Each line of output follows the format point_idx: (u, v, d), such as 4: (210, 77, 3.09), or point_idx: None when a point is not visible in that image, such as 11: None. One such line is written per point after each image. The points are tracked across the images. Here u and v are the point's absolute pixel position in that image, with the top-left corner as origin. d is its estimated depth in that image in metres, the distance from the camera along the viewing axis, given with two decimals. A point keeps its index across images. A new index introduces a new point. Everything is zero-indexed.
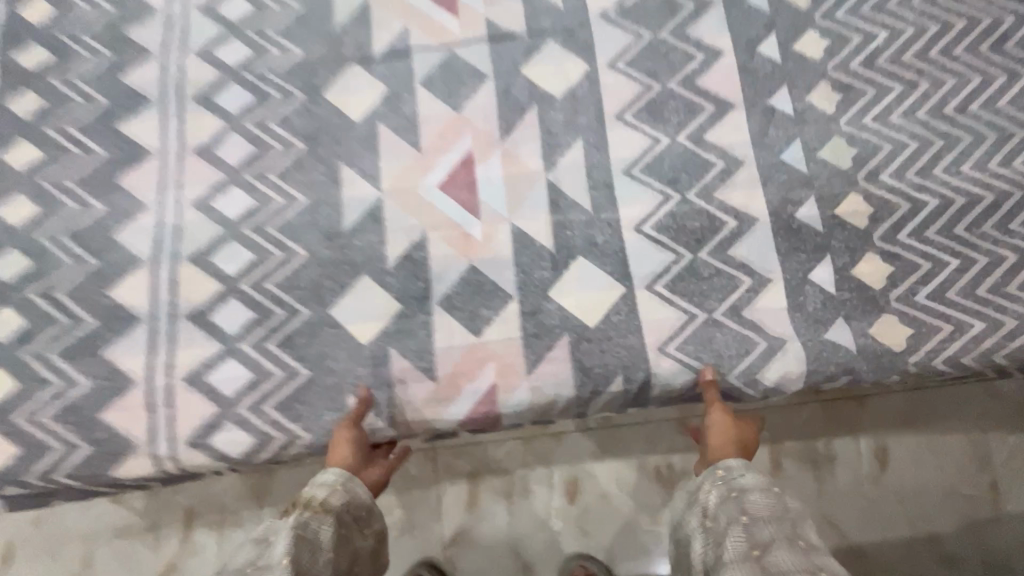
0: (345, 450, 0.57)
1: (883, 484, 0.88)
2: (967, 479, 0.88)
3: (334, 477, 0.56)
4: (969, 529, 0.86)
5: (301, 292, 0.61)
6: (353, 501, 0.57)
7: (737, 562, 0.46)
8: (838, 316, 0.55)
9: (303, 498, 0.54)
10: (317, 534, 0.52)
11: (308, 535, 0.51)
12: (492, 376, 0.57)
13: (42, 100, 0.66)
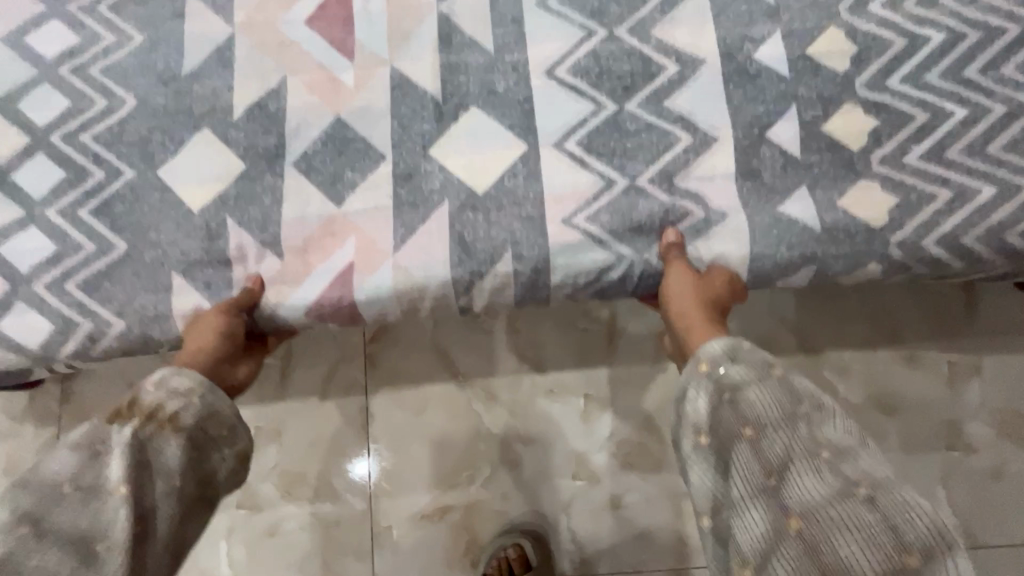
0: (199, 335, 0.44)
1: None
2: None
3: (189, 380, 0.40)
4: None
5: (124, 148, 0.48)
6: (209, 418, 0.40)
7: (750, 499, 0.33)
8: (801, 184, 0.42)
9: (142, 403, 0.38)
10: (157, 457, 0.36)
11: (143, 458, 0.36)
12: (349, 254, 0.44)
13: None
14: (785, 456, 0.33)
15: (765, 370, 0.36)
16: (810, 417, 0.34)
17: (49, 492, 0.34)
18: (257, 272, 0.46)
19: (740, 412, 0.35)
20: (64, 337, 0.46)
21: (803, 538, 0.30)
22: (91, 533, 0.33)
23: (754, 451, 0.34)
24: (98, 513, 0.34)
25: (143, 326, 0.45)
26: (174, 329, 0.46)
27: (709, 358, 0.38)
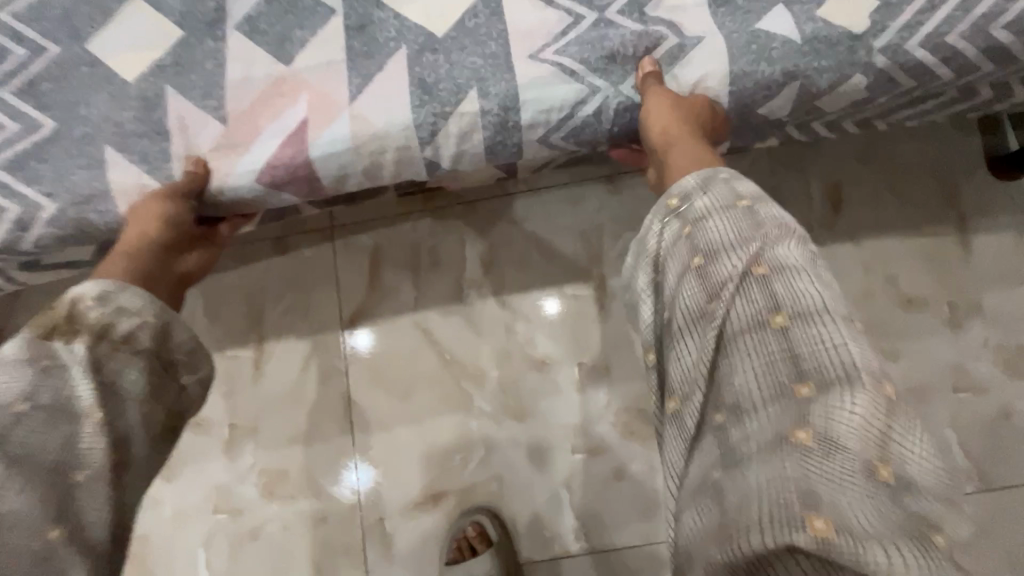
0: (141, 214, 0.40)
1: None
2: None
3: (136, 300, 0.36)
4: None
5: (46, 23, 0.44)
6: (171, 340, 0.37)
7: (678, 323, 0.32)
8: (778, 2, 0.40)
9: (82, 317, 0.34)
10: (118, 378, 0.33)
11: (108, 384, 0.33)
12: (304, 110, 0.41)
13: None
14: (719, 275, 0.31)
15: (730, 201, 0.34)
16: (765, 243, 0.31)
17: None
18: (202, 141, 0.42)
19: (695, 240, 0.33)
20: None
21: (711, 366, 0.30)
22: (56, 465, 0.30)
23: (696, 271, 0.32)
24: (63, 442, 0.31)
25: (77, 207, 0.41)
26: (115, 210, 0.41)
27: (675, 195, 0.36)
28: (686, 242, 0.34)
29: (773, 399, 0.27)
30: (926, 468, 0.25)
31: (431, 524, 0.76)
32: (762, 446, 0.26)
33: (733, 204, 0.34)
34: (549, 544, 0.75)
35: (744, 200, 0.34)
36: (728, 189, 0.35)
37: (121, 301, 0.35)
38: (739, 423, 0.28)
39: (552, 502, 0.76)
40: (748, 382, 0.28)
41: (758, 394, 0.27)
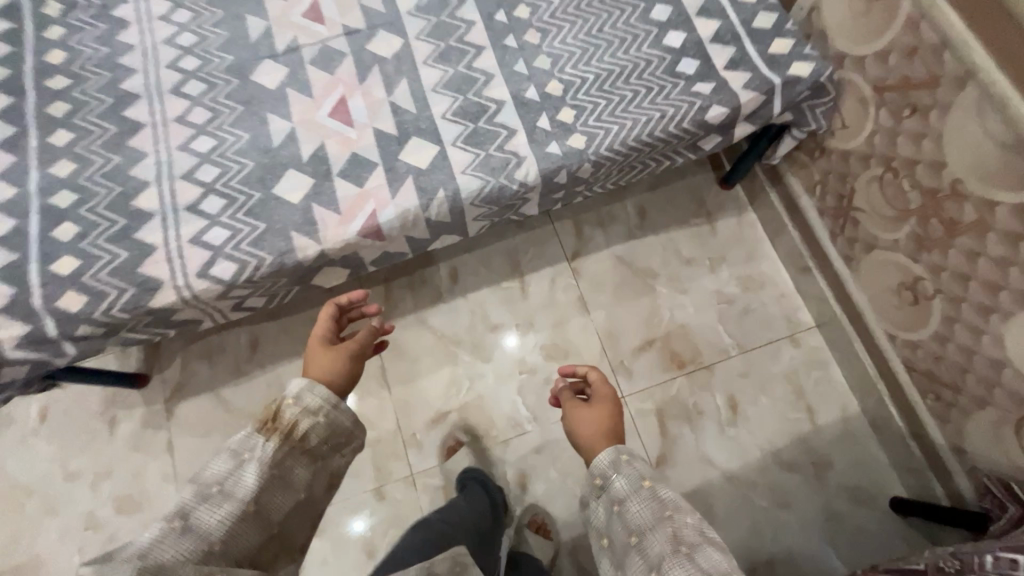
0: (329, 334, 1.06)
1: (687, 367, 1.32)
2: (783, 391, 1.30)
3: (315, 402, 0.89)
4: (801, 439, 1.26)
5: (253, 184, 1.02)
6: (315, 437, 0.88)
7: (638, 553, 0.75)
8: (553, 139, 1.03)
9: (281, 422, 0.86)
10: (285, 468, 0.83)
11: (279, 473, 0.83)
12: (373, 206, 1.00)
13: (68, 105, 1.05)
14: (644, 524, 0.77)
15: (648, 505, 0.78)
16: (668, 529, 0.74)
17: (206, 489, 0.78)
18: (330, 224, 1.00)
19: (627, 510, 0.80)
20: (242, 269, 0.97)
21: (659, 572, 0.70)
22: (218, 528, 0.75)
23: (627, 522, 0.78)
24: (226, 507, 0.77)
25: (281, 257, 0.98)
26: (298, 257, 0.99)
27: (601, 471, 0.86)
28: (628, 518, 0.79)
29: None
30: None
31: (446, 430, 1.31)
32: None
33: (639, 485, 0.81)
34: (515, 429, 1.31)
35: (645, 482, 0.81)
36: (640, 471, 0.84)
37: (301, 400, 0.88)
38: None
39: (512, 404, 1.32)
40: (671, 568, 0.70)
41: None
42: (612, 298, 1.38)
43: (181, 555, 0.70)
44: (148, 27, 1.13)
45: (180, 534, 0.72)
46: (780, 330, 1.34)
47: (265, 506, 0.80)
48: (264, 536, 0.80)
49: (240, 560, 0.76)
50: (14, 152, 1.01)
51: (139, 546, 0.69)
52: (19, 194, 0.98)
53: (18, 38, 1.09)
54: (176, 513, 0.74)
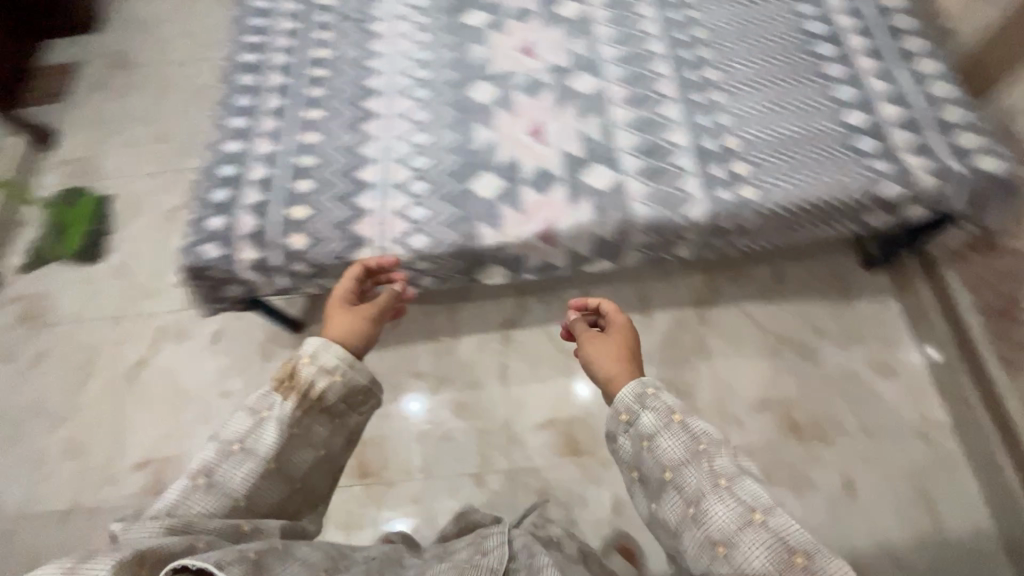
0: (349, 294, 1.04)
1: (803, 436, 1.31)
2: (906, 486, 1.24)
3: (332, 362, 0.90)
4: (921, 540, 1.19)
5: (454, 177, 1.19)
6: (335, 392, 0.90)
7: (675, 488, 0.74)
8: (725, 187, 1.12)
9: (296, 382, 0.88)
10: (304, 425, 0.88)
11: (300, 431, 0.88)
12: (552, 213, 1.13)
13: (325, 90, 1.30)
14: (680, 460, 0.75)
15: (680, 436, 0.76)
16: (703, 466, 0.74)
17: (228, 446, 0.84)
18: (512, 222, 1.13)
19: (655, 449, 0.77)
20: (433, 245, 1.13)
21: (701, 506, 0.72)
22: (239, 487, 0.81)
23: (664, 461, 0.76)
24: (244, 467, 0.82)
25: (467, 241, 1.13)
26: (480, 244, 1.13)
27: (625, 407, 0.81)
28: (660, 454, 0.76)
29: (749, 529, 0.68)
30: (827, 558, 0.65)
31: (552, 437, 1.37)
32: (760, 557, 0.67)
33: (669, 421, 0.77)
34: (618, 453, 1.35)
35: (675, 416, 0.78)
36: (668, 402, 0.80)
37: (316, 361, 0.89)
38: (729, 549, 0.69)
39: None
40: (718, 503, 0.71)
41: (734, 524, 0.69)
42: (735, 351, 1.41)
43: (206, 511, 0.78)
44: (395, 43, 1.38)
45: (206, 489, 0.79)
46: (912, 423, 1.30)
47: (284, 464, 0.85)
48: (289, 490, 0.87)
49: (264, 510, 0.84)
50: (279, 119, 1.26)
51: (166, 504, 0.77)
52: (277, 150, 1.21)
53: (300, 36, 1.39)
54: (201, 468, 0.81)
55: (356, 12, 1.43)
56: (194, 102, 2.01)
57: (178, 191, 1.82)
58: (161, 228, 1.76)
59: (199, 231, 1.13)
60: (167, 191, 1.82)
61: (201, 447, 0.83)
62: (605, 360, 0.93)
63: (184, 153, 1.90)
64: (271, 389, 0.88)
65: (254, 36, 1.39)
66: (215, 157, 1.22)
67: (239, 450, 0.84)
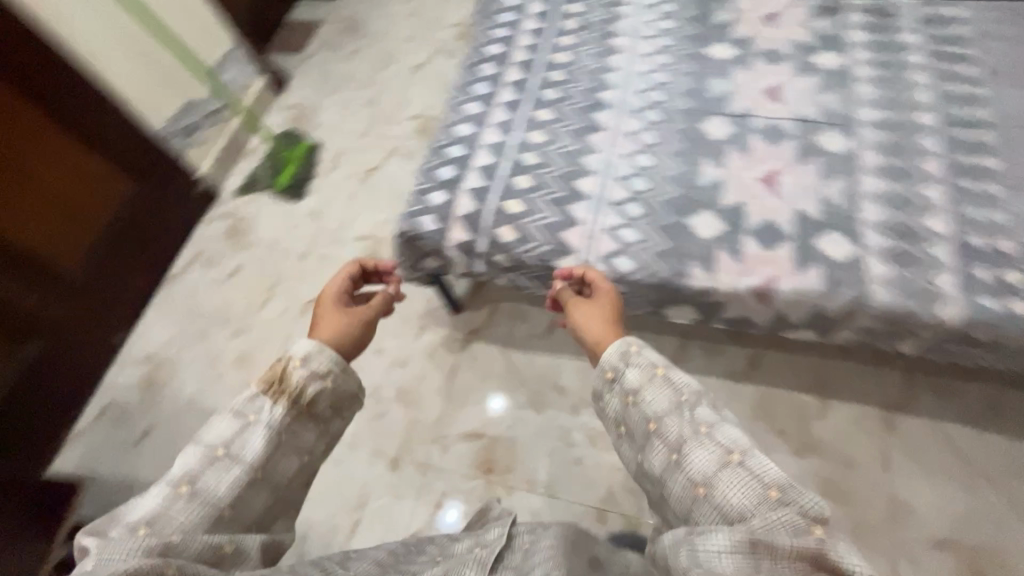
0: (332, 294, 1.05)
1: None
2: None
3: (322, 369, 0.85)
4: None
5: (671, 207, 1.14)
6: (326, 394, 0.86)
7: (656, 440, 0.72)
8: (991, 295, 0.98)
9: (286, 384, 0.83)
10: (298, 434, 0.83)
11: (294, 440, 0.83)
12: (774, 271, 1.05)
13: (557, 94, 1.32)
14: (659, 410, 0.73)
15: (659, 385, 0.75)
16: (684, 416, 0.72)
17: (209, 454, 0.77)
18: (727, 270, 1.06)
19: (641, 408, 0.75)
20: (638, 271, 1.09)
21: (683, 453, 0.69)
22: (221, 499, 0.74)
23: (641, 407, 0.75)
24: (224, 475, 0.76)
25: (674, 277, 1.08)
26: (686, 283, 1.07)
27: (611, 365, 0.80)
28: (643, 408, 0.75)
29: (727, 470, 0.66)
30: (803, 493, 0.63)
31: None
32: (737, 496, 0.64)
33: (653, 376, 0.76)
34: None
35: (659, 369, 0.76)
36: (651, 358, 0.78)
37: (309, 363, 0.85)
38: (712, 490, 0.66)
39: None
40: (696, 449, 0.68)
41: (712, 467, 0.67)
42: (923, 472, 1.23)
43: (189, 524, 0.71)
44: (633, 61, 1.37)
45: (189, 505, 0.72)
46: None
47: (272, 471, 0.79)
48: (273, 500, 0.80)
49: (248, 522, 0.77)
50: (510, 112, 1.29)
51: (140, 518, 0.70)
52: (503, 142, 1.25)
53: (543, 38, 1.42)
54: (183, 477, 0.74)
55: (600, 24, 1.44)
56: (406, 77, 2.15)
57: (376, 153, 1.96)
58: (354, 183, 1.90)
59: (420, 202, 1.19)
60: (367, 152, 1.97)
61: (179, 456, 0.76)
62: (586, 320, 0.91)
63: (388, 121, 2.04)
64: (260, 393, 0.82)
65: (501, 30, 1.44)
66: (445, 136, 1.28)
67: (224, 458, 0.77)
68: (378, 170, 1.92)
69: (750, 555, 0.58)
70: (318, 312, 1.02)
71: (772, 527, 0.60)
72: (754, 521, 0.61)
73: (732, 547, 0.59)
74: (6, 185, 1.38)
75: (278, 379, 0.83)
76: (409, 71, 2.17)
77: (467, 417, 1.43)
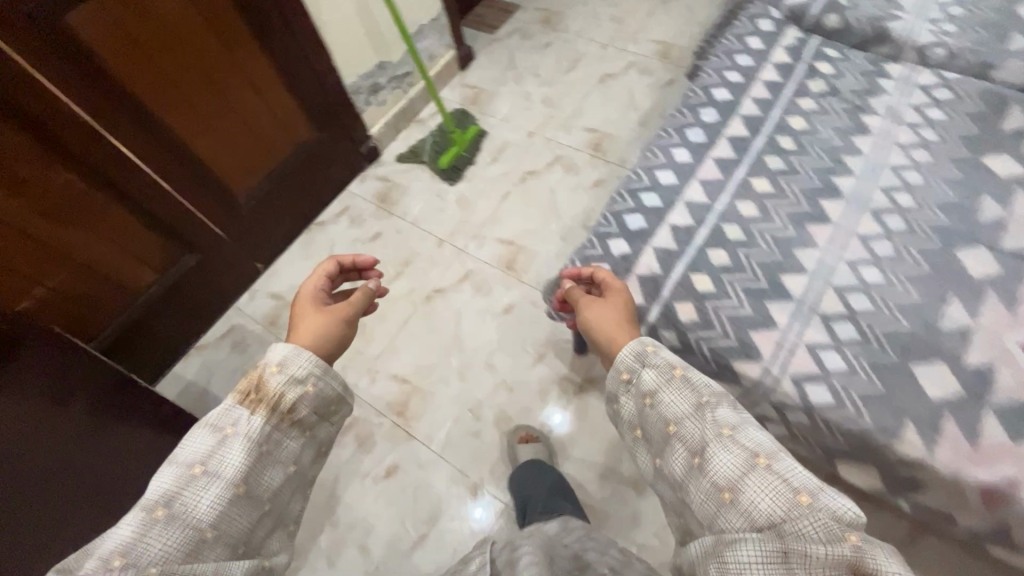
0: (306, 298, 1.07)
1: None
2: None
3: (307, 374, 0.82)
4: None
5: (895, 344, 0.93)
6: (313, 403, 0.83)
7: (680, 446, 0.72)
8: None
9: (264, 394, 0.79)
10: (280, 444, 0.79)
11: (271, 455, 0.78)
12: (1018, 473, 0.81)
13: (782, 165, 1.13)
14: (678, 410, 0.73)
15: (680, 389, 0.75)
16: (705, 417, 0.71)
17: (185, 474, 0.73)
18: (953, 449, 0.85)
19: (658, 406, 0.75)
20: (834, 409, 0.91)
21: (705, 455, 0.68)
22: (194, 524, 0.70)
23: (662, 410, 0.75)
24: (197, 494, 0.71)
25: (880, 433, 0.88)
26: (893, 445, 0.88)
27: (625, 366, 0.81)
28: (662, 411, 0.75)
29: (754, 473, 0.65)
30: (832, 497, 0.62)
31: None
32: (766, 502, 0.63)
33: (670, 376, 0.76)
34: None
35: (676, 371, 0.77)
36: (669, 359, 0.79)
37: (287, 370, 0.81)
38: (743, 498, 0.64)
39: None
40: (720, 452, 0.67)
41: (738, 470, 0.66)
42: None
43: (165, 553, 0.67)
44: (884, 147, 1.13)
45: (164, 527, 0.69)
46: None
47: (251, 489, 0.74)
48: (258, 516, 0.76)
49: (232, 545, 0.73)
50: (722, 172, 1.13)
51: (116, 549, 0.67)
52: (706, 205, 1.09)
53: (779, 94, 1.23)
54: (160, 503, 0.71)
55: (852, 93, 1.21)
56: (592, 84, 2.03)
57: (540, 156, 1.87)
58: (511, 182, 1.83)
59: (598, 247, 1.10)
60: (531, 153, 1.88)
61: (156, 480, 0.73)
62: (600, 320, 0.92)
63: (562, 126, 1.93)
64: (236, 405, 0.78)
65: (734, 72, 1.26)
66: (642, 180, 1.15)
67: (204, 475, 0.73)
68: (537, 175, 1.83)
69: (782, 563, 0.59)
70: (292, 311, 1.06)
71: (803, 531, 0.60)
72: (786, 526, 0.61)
73: (763, 560, 0.60)
74: (208, 102, 1.37)
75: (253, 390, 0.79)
76: (597, 79, 2.04)
77: (562, 470, 1.34)
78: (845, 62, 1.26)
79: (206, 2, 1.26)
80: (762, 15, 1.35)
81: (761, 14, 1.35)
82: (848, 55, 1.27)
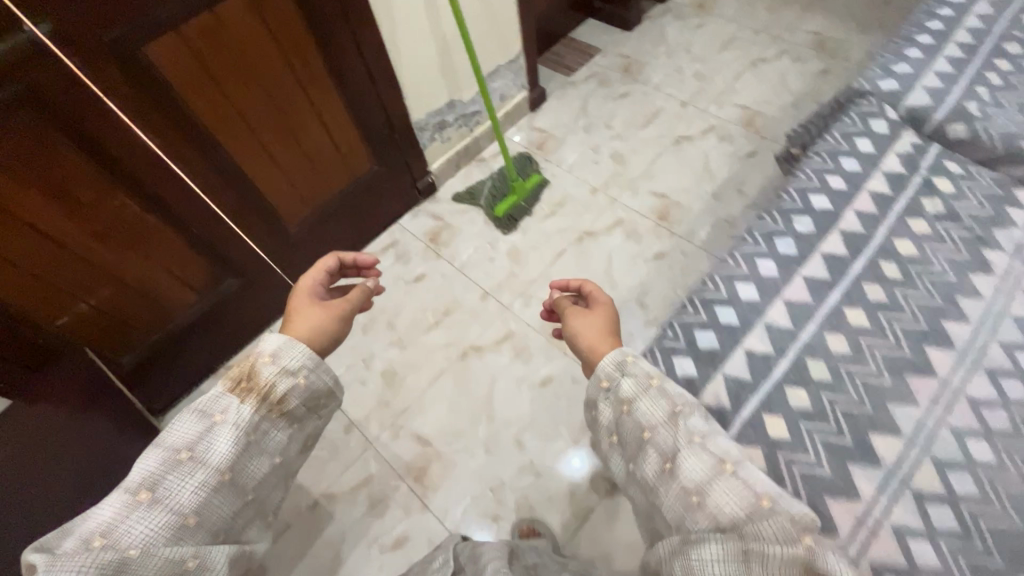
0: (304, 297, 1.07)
1: None
2: None
3: (300, 357, 0.87)
4: None
5: (1006, 549, 0.78)
6: (305, 397, 0.88)
7: (653, 460, 0.77)
8: None
9: (255, 383, 0.84)
10: (266, 435, 0.84)
11: (261, 443, 0.84)
12: None
13: (883, 296, 0.99)
14: (651, 419, 0.79)
15: (652, 395, 0.81)
16: (679, 427, 0.77)
17: (171, 458, 0.77)
18: None
19: (633, 412, 0.81)
20: None
21: (677, 460, 0.75)
22: (180, 508, 0.75)
23: (635, 417, 0.81)
24: (183, 476, 0.77)
25: None
26: None
27: (606, 374, 0.86)
28: (638, 418, 0.80)
29: (720, 478, 0.72)
30: (791, 502, 0.68)
31: None
32: (731, 505, 0.70)
33: (647, 386, 0.82)
34: None
35: (652, 381, 0.82)
36: (646, 369, 0.84)
37: (278, 361, 0.86)
38: (709, 501, 0.71)
39: None
40: (690, 462, 0.74)
41: (706, 476, 0.72)
42: None
43: (150, 534, 0.72)
44: (1010, 292, 0.97)
45: (150, 510, 0.74)
46: None
47: (237, 475, 0.81)
48: (239, 504, 0.82)
49: (214, 530, 0.79)
50: (812, 296, 1.00)
51: (95, 529, 0.71)
52: (790, 332, 0.97)
53: (888, 210, 1.09)
54: (145, 484, 0.75)
55: (975, 219, 1.05)
56: (668, 145, 1.91)
57: (603, 217, 1.77)
58: (568, 241, 1.73)
59: (661, 360, 0.99)
60: (593, 211, 1.78)
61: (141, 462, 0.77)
62: (583, 333, 0.97)
63: (630, 186, 1.82)
64: (226, 393, 0.83)
65: (837, 178, 1.13)
66: (719, 290, 1.04)
67: (189, 462, 0.78)
68: (596, 237, 1.73)
69: (740, 561, 0.66)
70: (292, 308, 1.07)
71: (760, 531, 0.66)
72: (747, 529, 0.67)
73: (723, 560, 0.66)
74: (273, 128, 1.33)
75: (243, 381, 0.84)
76: (674, 140, 1.92)
77: None
78: (970, 182, 1.11)
79: (286, 28, 1.21)
80: (877, 114, 1.21)
81: (876, 113, 1.21)
82: (973, 173, 1.12)
